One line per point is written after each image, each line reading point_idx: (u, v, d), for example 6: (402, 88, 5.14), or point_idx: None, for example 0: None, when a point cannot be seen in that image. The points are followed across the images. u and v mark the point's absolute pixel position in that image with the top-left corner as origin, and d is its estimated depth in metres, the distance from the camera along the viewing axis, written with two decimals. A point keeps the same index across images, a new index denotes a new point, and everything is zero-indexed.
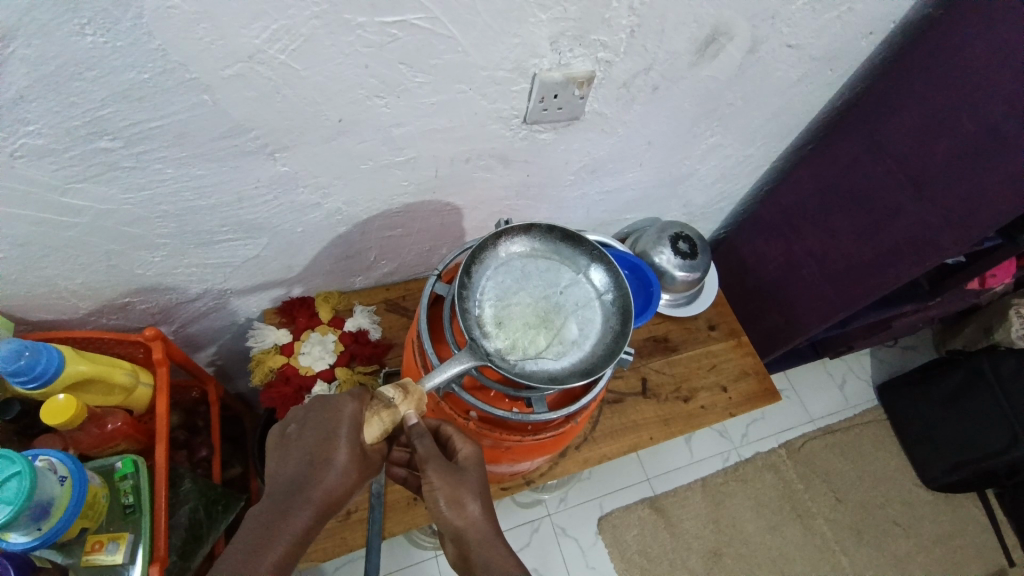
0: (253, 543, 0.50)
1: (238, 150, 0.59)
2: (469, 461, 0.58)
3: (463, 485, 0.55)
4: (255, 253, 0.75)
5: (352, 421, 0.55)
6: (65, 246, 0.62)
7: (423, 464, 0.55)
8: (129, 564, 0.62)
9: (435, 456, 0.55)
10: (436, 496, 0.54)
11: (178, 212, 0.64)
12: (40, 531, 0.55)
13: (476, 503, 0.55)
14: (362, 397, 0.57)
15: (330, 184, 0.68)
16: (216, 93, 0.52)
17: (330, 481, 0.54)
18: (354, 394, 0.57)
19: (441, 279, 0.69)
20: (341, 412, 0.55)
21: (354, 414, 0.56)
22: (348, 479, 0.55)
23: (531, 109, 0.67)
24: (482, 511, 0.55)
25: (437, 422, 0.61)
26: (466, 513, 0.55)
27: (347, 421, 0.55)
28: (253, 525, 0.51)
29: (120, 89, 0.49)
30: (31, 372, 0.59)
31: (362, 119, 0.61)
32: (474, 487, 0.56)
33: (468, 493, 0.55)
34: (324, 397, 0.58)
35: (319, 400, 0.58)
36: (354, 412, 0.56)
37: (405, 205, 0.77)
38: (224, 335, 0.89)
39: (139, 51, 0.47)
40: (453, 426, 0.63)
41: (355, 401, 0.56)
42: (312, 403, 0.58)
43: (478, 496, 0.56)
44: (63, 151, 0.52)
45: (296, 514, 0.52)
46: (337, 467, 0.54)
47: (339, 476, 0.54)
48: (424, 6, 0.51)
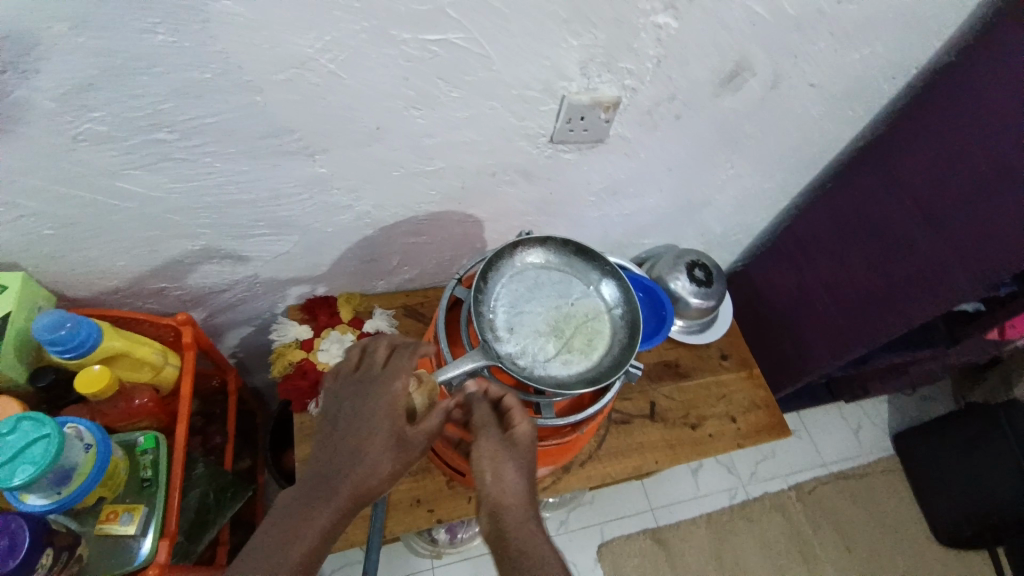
0: (281, 535, 0.49)
1: (283, 149, 0.63)
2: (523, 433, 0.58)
3: (506, 459, 0.55)
4: (285, 249, 0.79)
5: (386, 408, 0.55)
6: (111, 228, 0.66)
7: (476, 429, 0.57)
8: (140, 538, 0.63)
9: (488, 425, 0.57)
10: (482, 462, 0.55)
11: (219, 204, 0.68)
12: (59, 495, 0.58)
13: (520, 478, 0.54)
14: (396, 376, 0.58)
15: (362, 188, 0.72)
16: (266, 95, 0.57)
17: (362, 471, 0.53)
18: (389, 376, 0.58)
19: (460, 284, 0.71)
20: (375, 400, 0.56)
21: (388, 400, 0.56)
22: (381, 468, 0.53)
23: (557, 129, 0.71)
24: (524, 486, 0.54)
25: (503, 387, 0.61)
26: (507, 484, 0.54)
27: (382, 409, 0.55)
28: (281, 515, 0.51)
29: (180, 86, 0.53)
30: (69, 343, 0.62)
31: (398, 128, 0.65)
32: (518, 462, 0.55)
33: (509, 466, 0.55)
34: (361, 386, 0.58)
35: (356, 390, 0.58)
36: (390, 396, 0.56)
37: (431, 213, 0.80)
38: (247, 328, 0.93)
39: (203, 52, 0.51)
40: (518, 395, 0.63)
41: (393, 383, 0.57)
42: (347, 393, 0.58)
43: (520, 470, 0.55)
44: (123, 138, 0.56)
45: (324, 506, 0.51)
46: (368, 457, 0.53)
47: (371, 467, 0.53)
48: (464, 27, 0.55)
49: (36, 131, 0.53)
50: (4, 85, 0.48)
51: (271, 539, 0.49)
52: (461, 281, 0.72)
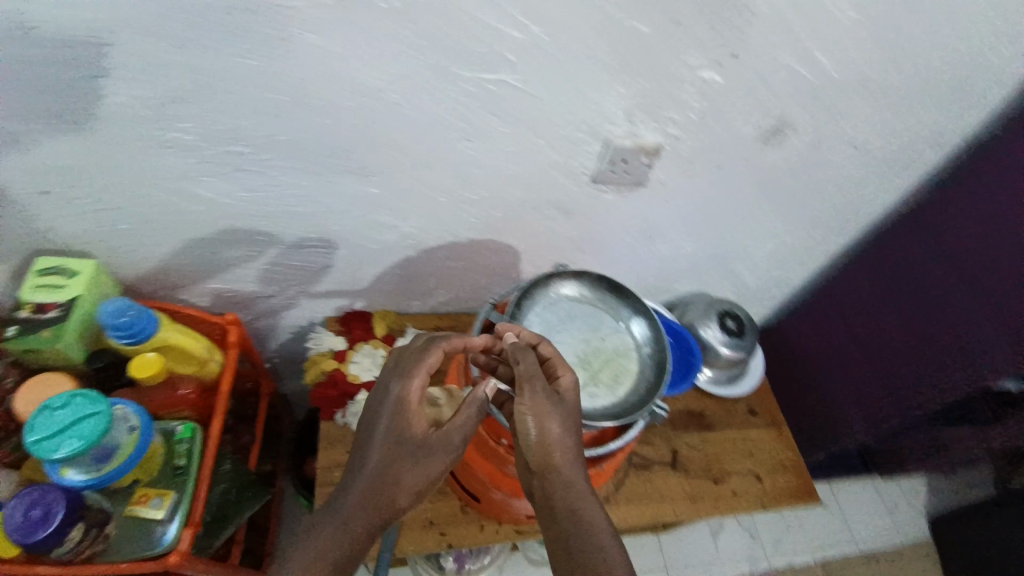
0: (316, 548, 0.52)
1: (342, 169, 0.68)
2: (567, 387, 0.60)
3: (555, 413, 0.57)
4: (331, 262, 0.83)
5: (398, 408, 0.58)
6: (178, 228, 0.71)
7: (522, 379, 0.58)
8: (166, 524, 0.66)
9: (534, 375, 0.58)
10: (528, 412, 0.57)
11: (277, 215, 0.73)
12: (98, 472, 0.61)
13: (568, 433, 0.57)
14: (403, 375, 0.59)
15: (409, 210, 0.76)
16: (334, 118, 0.62)
17: (385, 478, 0.56)
18: (397, 375, 0.60)
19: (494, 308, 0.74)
20: (389, 401, 0.59)
21: (401, 399, 0.58)
22: (407, 464, 0.56)
23: (599, 170, 0.74)
24: (571, 439, 0.57)
25: (540, 336, 0.62)
26: (554, 436, 0.56)
27: (393, 410, 0.58)
28: (318, 526, 0.54)
29: (260, 105, 0.59)
30: (130, 330, 0.67)
31: (449, 157, 0.69)
32: (560, 416, 0.57)
33: (554, 420, 0.57)
34: (376, 392, 0.61)
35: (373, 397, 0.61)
36: (401, 395, 0.58)
37: (470, 240, 0.84)
38: (286, 335, 0.97)
39: (285, 77, 0.57)
40: (558, 351, 0.64)
41: (399, 381, 0.59)
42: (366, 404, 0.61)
43: (563, 424, 0.57)
44: (203, 147, 0.62)
45: (355, 514, 0.54)
46: (388, 462, 0.56)
47: (395, 468, 0.56)
48: (520, 70, 0.60)
49: (128, 133, 0.59)
50: (108, 90, 0.54)
51: (309, 549, 0.52)
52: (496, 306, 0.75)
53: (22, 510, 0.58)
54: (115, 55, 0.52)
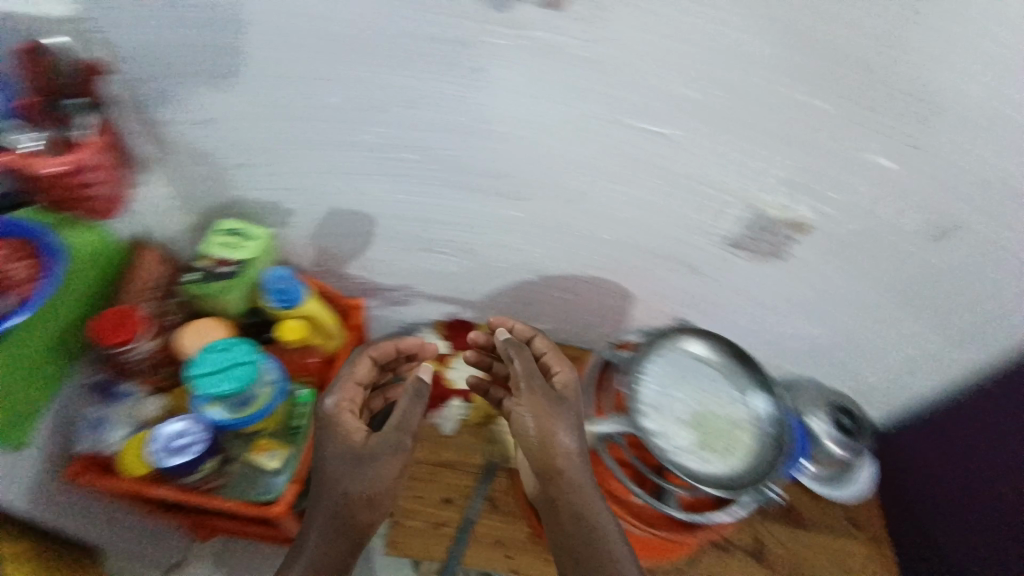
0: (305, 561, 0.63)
1: (491, 189, 0.72)
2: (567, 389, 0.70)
3: (560, 420, 0.67)
4: (455, 270, 0.88)
5: (362, 436, 0.67)
6: (337, 215, 0.79)
7: (522, 380, 0.68)
8: (278, 474, 0.73)
9: (533, 376, 0.69)
10: (527, 411, 0.67)
11: (421, 219, 0.78)
12: (237, 416, 0.69)
13: (573, 437, 0.67)
14: (337, 395, 0.70)
15: (540, 237, 0.79)
16: (497, 145, 0.65)
17: (362, 504, 0.65)
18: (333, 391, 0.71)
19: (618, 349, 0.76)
20: (345, 430, 0.68)
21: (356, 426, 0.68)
22: (378, 488, 0.66)
23: (740, 234, 0.72)
24: (574, 445, 0.66)
25: (535, 335, 0.73)
26: (562, 443, 0.66)
27: (355, 440, 0.67)
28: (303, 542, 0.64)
29: (435, 124, 0.64)
30: (285, 296, 0.76)
31: (591, 195, 0.71)
32: (563, 422, 0.67)
33: (559, 427, 0.66)
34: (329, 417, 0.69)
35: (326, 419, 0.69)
36: (349, 420, 0.68)
37: (588, 275, 0.85)
38: (397, 327, 1.03)
39: (462, 103, 0.61)
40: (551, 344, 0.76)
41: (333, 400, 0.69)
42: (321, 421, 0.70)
43: (568, 431, 0.67)
44: (377, 152, 0.68)
45: (338, 535, 0.64)
46: (366, 491, 0.65)
47: (367, 494, 0.65)
48: (683, 126, 0.60)
49: (326, 130, 0.67)
50: (317, 91, 0.62)
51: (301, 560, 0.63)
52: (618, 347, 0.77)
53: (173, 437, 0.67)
54: (331, 63, 0.59)
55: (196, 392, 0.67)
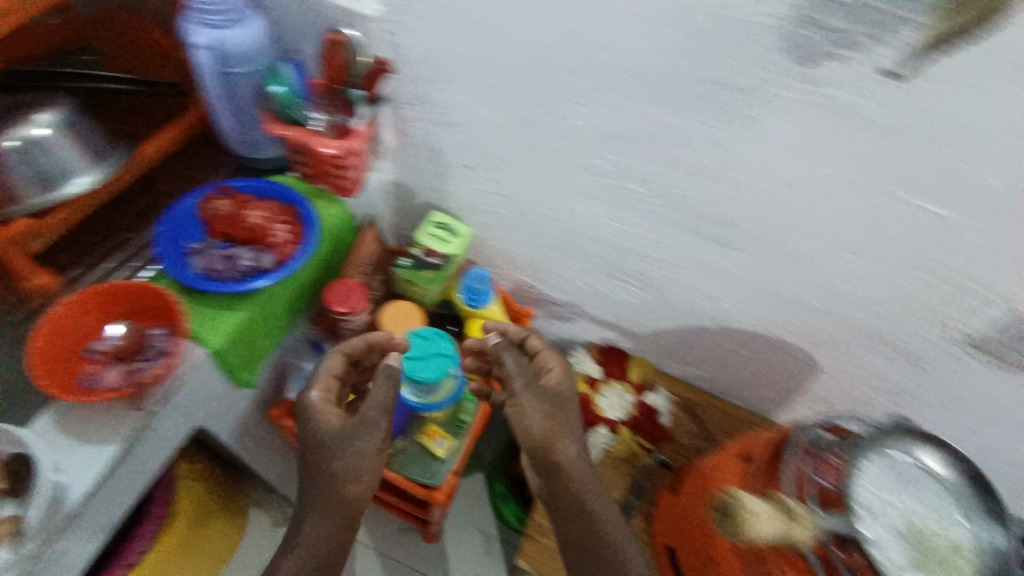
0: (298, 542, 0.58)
1: (710, 235, 0.69)
2: (556, 390, 0.69)
3: (528, 404, 0.67)
4: (632, 301, 0.87)
5: (332, 410, 0.63)
6: (537, 228, 0.81)
7: (512, 380, 0.69)
8: (442, 463, 0.76)
9: (522, 375, 0.70)
10: (527, 410, 0.67)
11: (621, 248, 0.78)
12: (422, 399, 0.75)
13: (539, 420, 0.66)
14: (316, 382, 0.64)
15: (741, 289, 0.75)
16: (739, 193, 0.62)
17: (350, 482, 0.59)
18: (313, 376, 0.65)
19: (824, 431, 0.67)
20: (317, 411, 0.62)
21: (324, 406, 0.62)
22: (367, 467, 0.60)
23: (991, 336, 0.64)
24: (580, 458, 0.66)
25: (525, 336, 0.72)
26: (567, 451, 0.66)
27: (325, 414, 0.62)
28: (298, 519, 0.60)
29: (683, 164, 0.62)
30: (477, 296, 0.79)
31: (820, 261, 0.66)
32: (570, 427, 0.68)
33: (564, 433, 0.67)
34: (302, 405, 0.63)
35: (301, 405, 0.64)
36: (321, 400, 0.63)
37: (776, 336, 0.80)
38: (549, 340, 1.04)
39: (724, 146, 0.58)
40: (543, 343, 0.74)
41: (317, 390, 0.64)
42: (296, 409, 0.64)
43: (573, 439, 0.67)
44: (611, 179, 0.68)
45: (325, 511, 0.59)
46: (357, 480, 0.59)
47: (353, 474, 0.59)
48: (972, 213, 0.53)
49: (564, 150, 0.67)
50: (574, 114, 0.62)
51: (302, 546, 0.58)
52: (827, 428, 0.68)
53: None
54: (600, 90, 0.58)
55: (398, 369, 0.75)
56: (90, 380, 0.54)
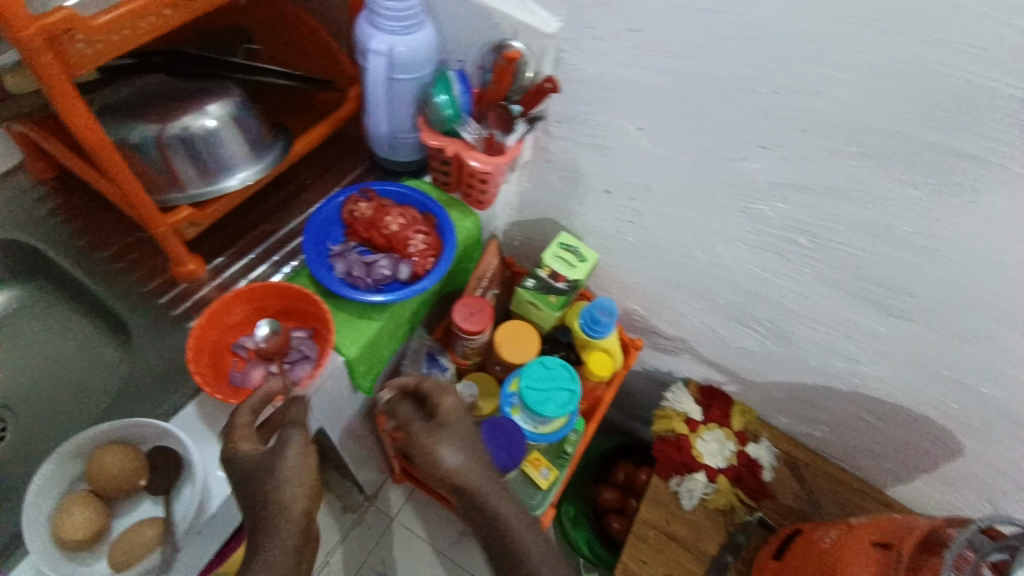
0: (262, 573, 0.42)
1: (872, 299, 0.63)
2: (452, 413, 0.55)
3: (439, 433, 0.53)
4: (753, 349, 0.81)
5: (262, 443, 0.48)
6: (665, 262, 0.77)
7: (410, 435, 0.54)
8: (543, 494, 0.73)
9: (413, 421, 0.55)
10: (437, 461, 0.51)
11: (757, 296, 0.72)
12: (535, 428, 0.71)
13: (457, 448, 0.53)
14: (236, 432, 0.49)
15: (890, 359, 0.68)
16: (926, 264, 0.56)
17: (298, 504, 0.44)
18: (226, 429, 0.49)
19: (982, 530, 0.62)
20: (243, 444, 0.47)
21: (252, 439, 0.47)
22: (309, 487, 0.45)
23: None
24: (508, 498, 0.53)
25: (416, 377, 0.58)
26: (493, 496, 0.52)
27: (246, 445, 0.47)
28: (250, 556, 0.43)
29: (865, 224, 0.56)
30: (596, 327, 0.75)
31: (1002, 347, 0.59)
32: (486, 467, 0.54)
33: (485, 479, 0.53)
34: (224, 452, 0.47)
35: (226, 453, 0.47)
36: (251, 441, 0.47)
37: (917, 412, 0.73)
38: (645, 371, 1.00)
39: (922, 213, 0.53)
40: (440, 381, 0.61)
41: (236, 440, 0.47)
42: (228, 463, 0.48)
43: (493, 481, 0.53)
44: (771, 227, 0.63)
45: (276, 541, 0.43)
46: (296, 508, 0.44)
47: (298, 497, 0.44)
48: None
49: (725, 190, 0.62)
50: (752, 156, 0.57)
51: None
52: (985, 527, 0.62)
53: (489, 437, 0.66)
54: (789, 136, 0.54)
55: (516, 394, 0.71)
56: (238, 378, 0.56)
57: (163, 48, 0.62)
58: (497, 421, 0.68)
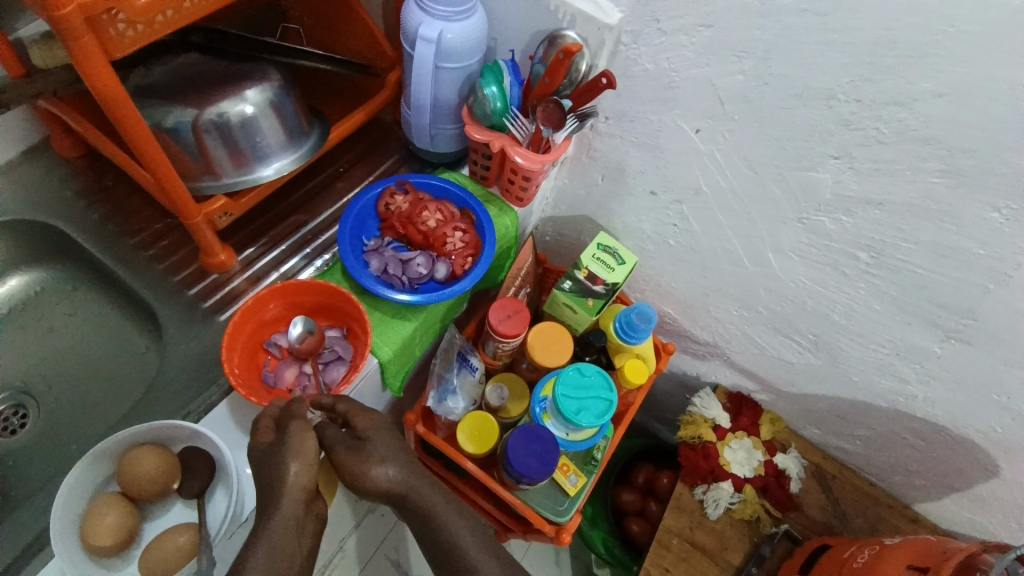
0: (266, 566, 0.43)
1: (930, 319, 0.60)
2: (374, 429, 0.52)
3: (364, 454, 0.50)
4: (791, 360, 0.78)
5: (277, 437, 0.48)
6: (708, 267, 0.73)
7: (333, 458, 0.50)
8: (571, 499, 0.71)
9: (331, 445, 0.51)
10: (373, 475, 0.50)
11: (804, 307, 0.69)
12: (566, 434, 0.69)
13: (389, 464, 0.50)
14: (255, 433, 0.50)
15: (942, 382, 0.65)
16: (996, 289, 0.53)
17: (291, 495, 0.45)
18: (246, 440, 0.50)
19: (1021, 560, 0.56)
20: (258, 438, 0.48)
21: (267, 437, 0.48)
22: (308, 474, 0.46)
23: None
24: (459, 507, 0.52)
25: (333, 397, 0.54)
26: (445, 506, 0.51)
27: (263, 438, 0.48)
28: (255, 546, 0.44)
29: (933, 243, 0.53)
30: (631, 332, 0.73)
31: None
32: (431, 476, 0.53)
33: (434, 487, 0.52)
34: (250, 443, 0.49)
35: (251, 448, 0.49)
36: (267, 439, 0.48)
37: (965, 439, 0.69)
38: (674, 373, 0.97)
39: (999, 236, 0.49)
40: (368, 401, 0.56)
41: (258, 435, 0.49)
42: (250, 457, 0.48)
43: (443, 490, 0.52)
44: (829, 239, 0.59)
45: (278, 525, 0.44)
46: (292, 494, 0.45)
47: (298, 483, 0.45)
48: None
49: (782, 197, 0.59)
50: (817, 165, 0.54)
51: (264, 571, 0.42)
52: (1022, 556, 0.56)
53: (524, 446, 0.65)
54: (859, 146, 0.50)
55: (549, 397, 0.69)
56: (272, 378, 0.56)
57: (215, 30, 0.62)
58: (532, 429, 0.66)
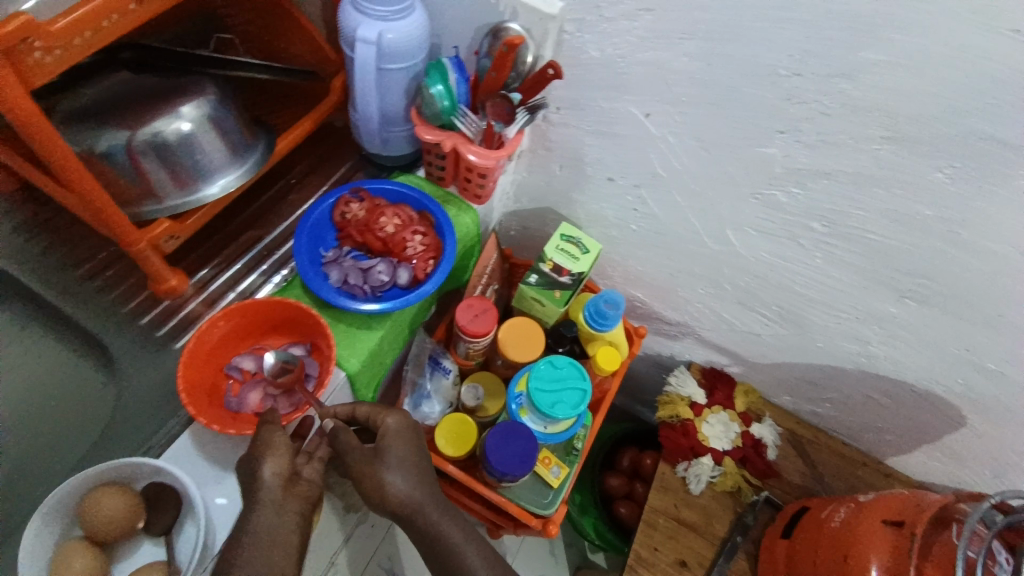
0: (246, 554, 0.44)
1: (887, 282, 0.62)
2: (395, 434, 0.53)
3: (361, 462, 0.50)
4: (760, 332, 0.80)
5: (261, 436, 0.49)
6: (673, 248, 0.74)
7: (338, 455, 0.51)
8: (555, 490, 0.71)
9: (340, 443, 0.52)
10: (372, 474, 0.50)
11: (767, 280, 0.71)
12: (544, 428, 0.70)
13: (398, 474, 0.51)
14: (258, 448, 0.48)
15: (903, 341, 0.67)
16: (946, 248, 0.55)
17: (272, 482, 0.46)
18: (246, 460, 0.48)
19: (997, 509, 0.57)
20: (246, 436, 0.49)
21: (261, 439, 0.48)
22: (289, 469, 0.47)
23: None
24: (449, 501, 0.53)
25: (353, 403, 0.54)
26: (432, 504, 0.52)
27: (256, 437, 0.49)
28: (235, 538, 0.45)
29: (884, 209, 0.55)
30: (603, 320, 0.73)
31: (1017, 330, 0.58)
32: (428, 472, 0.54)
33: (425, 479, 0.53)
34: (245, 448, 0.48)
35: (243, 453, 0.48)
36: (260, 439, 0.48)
37: (929, 392, 0.72)
38: (649, 354, 0.99)
39: (945, 197, 0.51)
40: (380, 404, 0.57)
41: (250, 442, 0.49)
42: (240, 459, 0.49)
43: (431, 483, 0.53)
44: (785, 212, 0.61)
45: (257, 516, 0.45)
46: (269, 482, 0.46)
47: (277, 477, 0.47)
48: None
49: (738, 174, 0.59)
50: (769, 141, 0.55)
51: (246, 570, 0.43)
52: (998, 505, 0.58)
53: (503, 445, 0.65)
54: (809, 120, 0.51)
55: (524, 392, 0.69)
56: (235, 403, 0.54)
57: (142, 43, 0.59)
58: (510, 426, 0.66)
